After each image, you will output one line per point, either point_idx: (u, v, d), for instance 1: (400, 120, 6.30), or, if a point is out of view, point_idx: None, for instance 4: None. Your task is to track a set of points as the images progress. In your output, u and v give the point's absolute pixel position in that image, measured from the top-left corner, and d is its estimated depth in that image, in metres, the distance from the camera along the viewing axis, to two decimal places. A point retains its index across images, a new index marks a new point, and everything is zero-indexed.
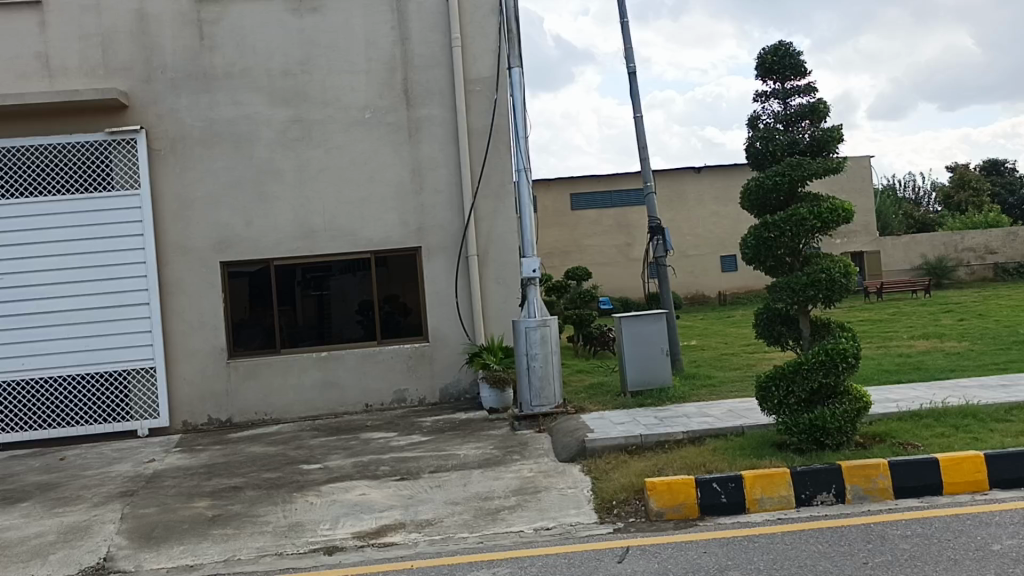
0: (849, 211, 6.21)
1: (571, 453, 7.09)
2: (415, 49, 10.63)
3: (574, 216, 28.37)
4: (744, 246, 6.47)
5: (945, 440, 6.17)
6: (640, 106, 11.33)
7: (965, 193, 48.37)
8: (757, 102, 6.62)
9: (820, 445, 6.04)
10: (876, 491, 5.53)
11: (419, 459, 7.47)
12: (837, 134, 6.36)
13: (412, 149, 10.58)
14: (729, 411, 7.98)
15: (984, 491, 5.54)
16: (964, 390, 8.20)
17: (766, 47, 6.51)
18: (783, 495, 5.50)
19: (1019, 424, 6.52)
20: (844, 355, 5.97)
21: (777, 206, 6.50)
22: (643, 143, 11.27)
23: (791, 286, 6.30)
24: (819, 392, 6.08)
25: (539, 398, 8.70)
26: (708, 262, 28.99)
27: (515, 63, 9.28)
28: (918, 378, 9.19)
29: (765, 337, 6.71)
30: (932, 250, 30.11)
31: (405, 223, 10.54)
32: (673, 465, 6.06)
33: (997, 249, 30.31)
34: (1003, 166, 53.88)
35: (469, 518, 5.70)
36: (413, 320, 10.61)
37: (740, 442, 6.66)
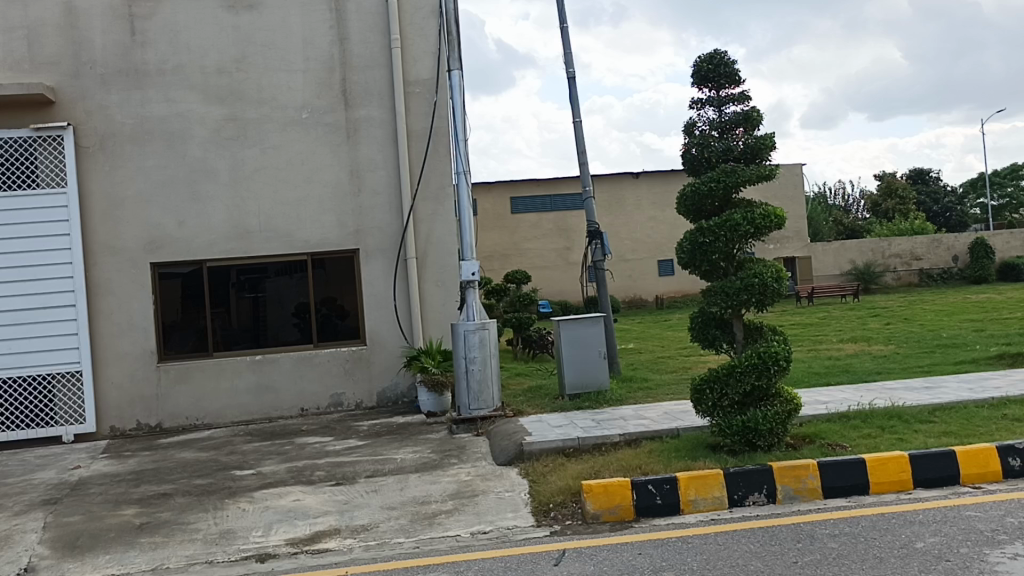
0: (781, 217, 6.33)
1: (508, 457, 7.09)
2: (354, 49, 10.53)
3: (514, 220, 28.43)
4: (680, 251, 6.56)
5: (871, 441, 6.35)
6: (579, 111, 11.42)
7: (892, 201, 49.99)
8: (693, 110, 6.71)
9: (752, 447, 6.15)
10: (806, 491, 5.66)
11: (355, 464, 7.39)
12: (769, 141, 6.47)
13: (350, 150, 10.47)
14: (665, 413, 8.08)
15: (909, 490, 5.71)
16: (889, 391, 8.46)
17: (702, 55, 6.61)
18: (716, 496, 5.59)
19: (942, 425, 6.74)
20: (776, 358, 6.09)
21: (712, 211, 6.61)
22: (581, 147, 11.35)
23: (726, 291, 6.40)
24: (751, 394, 6.19)
25: (477, 401, 8.68)
26: (646, 266, 29.40)
27: (455, 65, 9.26)
28: (846, 380, 9.45)
29: (700, 340, 6.81)
30: (860, 257, 31.02)
31: (343, 225, 10.42)
32: (610, 468, 6.12)
33: (922, 255, 31.59)
34: (928, 175, 55.76)
35: (406, 523, 5.66)
36: (351, 323, 10.49)
37: (676, 443, 6.75)
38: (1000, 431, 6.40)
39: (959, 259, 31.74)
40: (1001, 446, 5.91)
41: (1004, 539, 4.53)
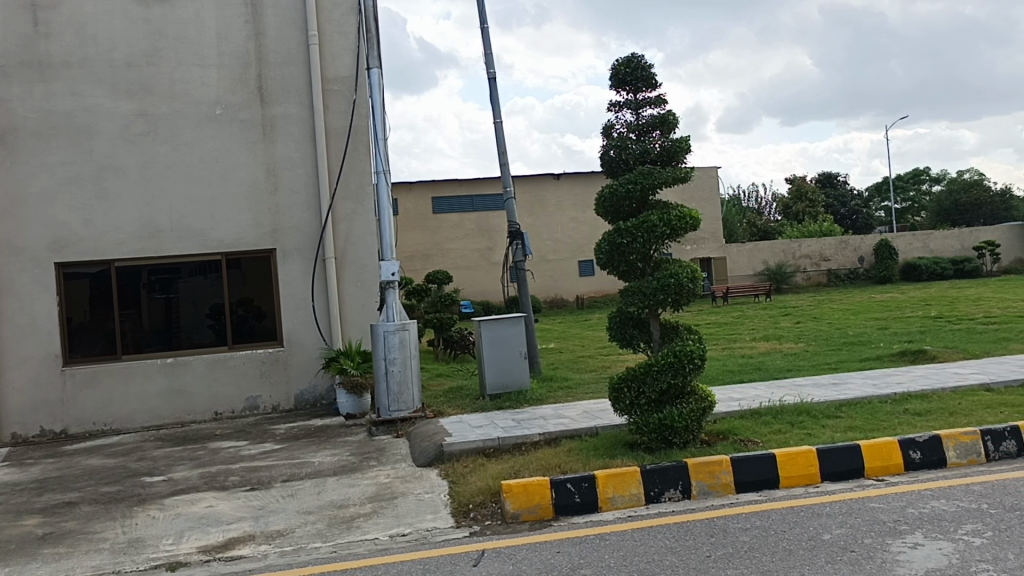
0: (696, 219, 6.47)
1: (428, 458, 7.06)
2: (270, 45, 10.32)
3: (436, 220, 28.32)
4: (598, 251, 6.64)
5: (781, 436, 6.55)
6: (499, 112, 11.45)
7: (802, 204, 51.68)
8: (611, 112, 6.79)
9: (668, 444, 6.27)
10: (719, 486, 5.79)
11: (272, 468, 7.24)
12: (685, 144, 6.60)
13: (266, 148, 10.26)
14: (584, 412, 8.17)
15: (817, 483, 5.91)
16: (798, 388, 8.75)
17: (620, 58, 6.70)
18: (633, 493, 5.68)
19: (848, 420, 7.00)
20: (691, 357, 6.22)
21: (629, 212, 6.71)
22: (502, 148, 11.38)
23: (643, 291, 6.51)
24: (667, 392, 6.31)
25: (397, 402, 8.62)
26: (566, 267, 29.69)
27: (374, 63, 9.16)
28: (759, 377, 9.73)
29: (618, 340, 6.90)
30: (772, 257, 31.98)
31: (259, 224, 10.21)
32: (529, 467, 6.15)
33: (831, 255, 32.79)
34: (836, 178, 57.80)
35: (323, 528, 5.57)
36: (267, 324, 10.29)
37: (594, 442, 6.83)
38: (901, 425, 6.68)
39: (865, 260, 33.05)
40: (902, 440, 6.17)
41: (904, 529, 4.73)
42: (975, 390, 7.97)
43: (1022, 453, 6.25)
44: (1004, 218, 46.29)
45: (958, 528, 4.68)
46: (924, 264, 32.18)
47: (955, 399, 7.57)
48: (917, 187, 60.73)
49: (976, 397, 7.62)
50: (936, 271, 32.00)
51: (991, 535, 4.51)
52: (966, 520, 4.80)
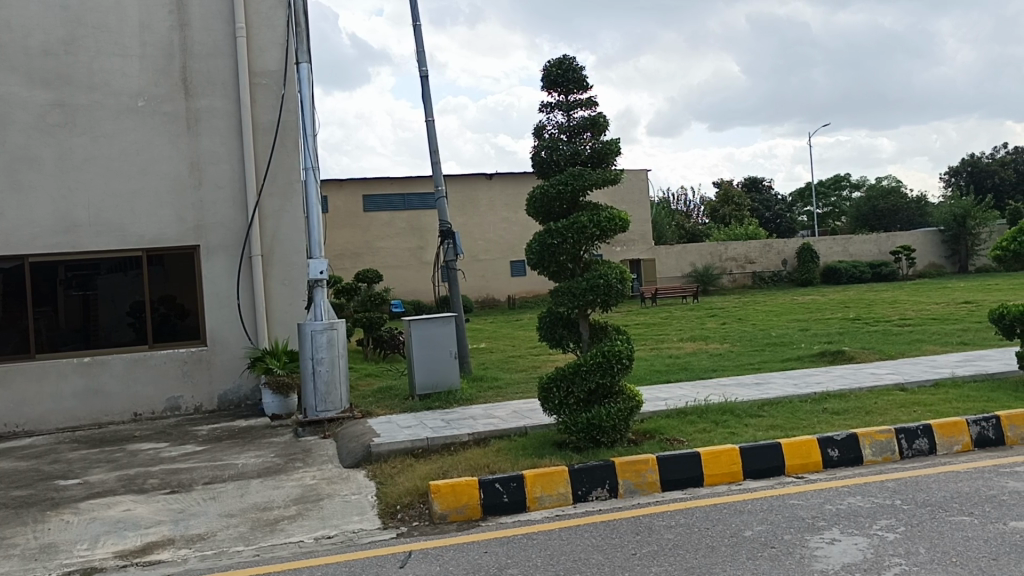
0: (625, 221, 6.53)
1: (356, 459, 6.97)
2: (195, 37, 10.07)
3: (366, 218, 28.04)
4: (529, 251, 6.65)
5: (706, 435, 6.67)
6: (431, 110, 11.39)
7: (729, 207, 52.80)
8: (542, 112, 6.81)
9: (596, 443, 6.33)
10: (645, 485, 5.87)
11: (193, 470, 7.05)
12: (615, 147, 6.67)
13: (190, 142, 10.01)
14: (513, 412, 8.18)
15: (739, 481, 6.03)
16: (723, 388, 8.92)
17: (551, 59, 6.72)
18: (561, 492, 5.71)
19: (770, 418, 7.17)
20: (619, 357, 6.28)
21: (560, 212, 6.74)
22: (434, 147, 11.33)
23: (572, 291, 6.55)
24: (596, 392, 6.37)
25: (324, 402, 8.49)
26: (498, 266, 29.71)
27: (303, 58, 9.01)
28: (685, 377, 9.90)
29: (548, 340, 6.92)
30: (700, 259, 32.57)
31: (182, 220, 9.94)
32: (458, 467, 6.13)
33: (756, 258, 33.60)
34: (761, 183, 59.24)
35: (245, 531, 5.45)
36: (190, 323, 10.03)
37: (522, 442, 6.84)
38: (820, 423, 6.87)
39: (788, 263, 33.95)
40: (821, 438, 6.34)
41: (822, 525, 4.86)
42: (890, 390, 8.24)
43: (934, 450, 6.49)
44: (918, 224, 48.13)
45: (873, 524, 4.83)
46: (844, 268, 33.22)
47: (871, 399, 7.82)
48: (837, 193, 62.66)
49: (891, 397, 7.89)
50: (854, 274, 33.07)
51: (903, 530, 4.67)
52: (881, 516, 4.96)
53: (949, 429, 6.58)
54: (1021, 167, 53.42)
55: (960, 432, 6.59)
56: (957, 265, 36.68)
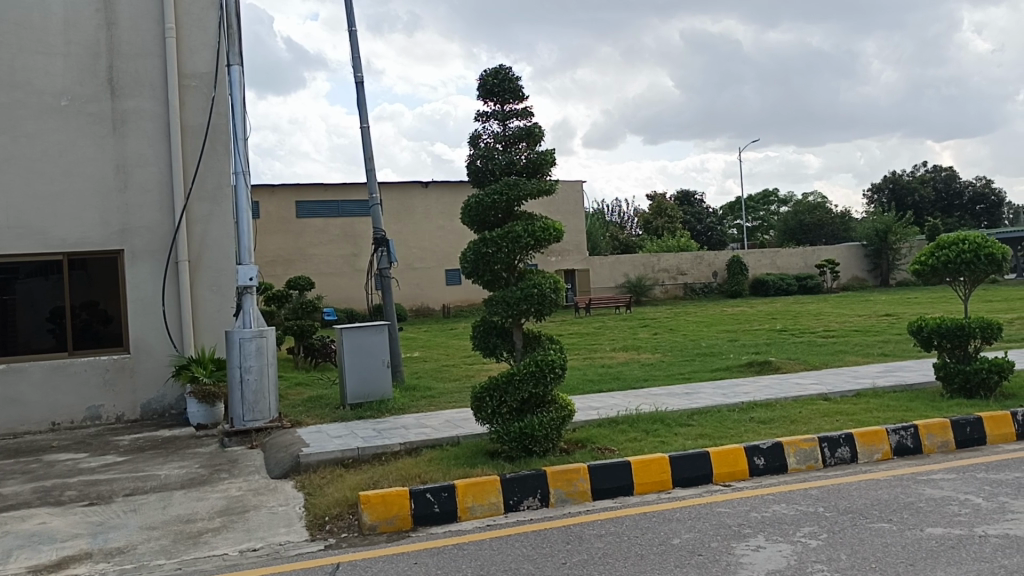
0: (559, 231, 6.55)
1: (284, 470, 6.84)
2: (123, 36, 9.81)
3: (299, 224, 27.65)
4: (463, 260, 6.63)
5: (636, 444, 6.74)
6: (366, 117, 11.29)
7: (662, 220, 53.64)
8: (478, 121, 6.81)
9: (528, 452, 6.33)
10: (576, 494, 5.89)
11: (113, 481, 6.82)
12: (550, 157, 6.71)
13: (116, 143, 9.72)
14: (446, 421, 8.14)
15: (668, 489, 6.10)
16: (654, 397, 9.03)
17: (488, 69, 6.73)
18: (493, 502, 5.69)
19: (699, 427, 7.29)
20: (552, 366, 6.28)
21: (495, 222, 6.74)
22: (368, 154, 11.24)
23: (506, 300, 6.55)
24: (529, 401, 6.37)
25: (252, 412, 8.31)
26: (433, 275, 29.59)
27: (235, 60, 8.85)
28: (617, 387, 9.98)
29: (482, 349, 6.90)
30: (633, 270, 32.98)
31: (106, 223, 9.64)
32: (388, 477, 6.06)
33: (687, 270, 34.23)
34: (693, 197, 60.41)
35: (167, 544, 5.29)
36: (113, 329, 9.74)
37: (455, 451, 6.80)
38: (747, 432, 7.01)
39: (718, 275, 34.65)
40: (747, 446, 6.47)
41: (748, 533, 4.95)
42: (814, 399, 8.46)
43: (856, 458, 6.66)
44: (842, 238, 49.70)
45: (796, 531, 4.93)
46: (771, 281, 34.05)
47: (796, 408, 8.01)
48: (765, 208, 64.20)
49: (815, 406, 8.10)
50: (781, 286, 33.93)
51: (826, 537, 4.78)
52: (804, 523, 5.07)
53: (870, 437, 6.77)
54: (938, 186, 55.65)
55: (880, 441, 6.79)
56: (879, 279, 37.90)
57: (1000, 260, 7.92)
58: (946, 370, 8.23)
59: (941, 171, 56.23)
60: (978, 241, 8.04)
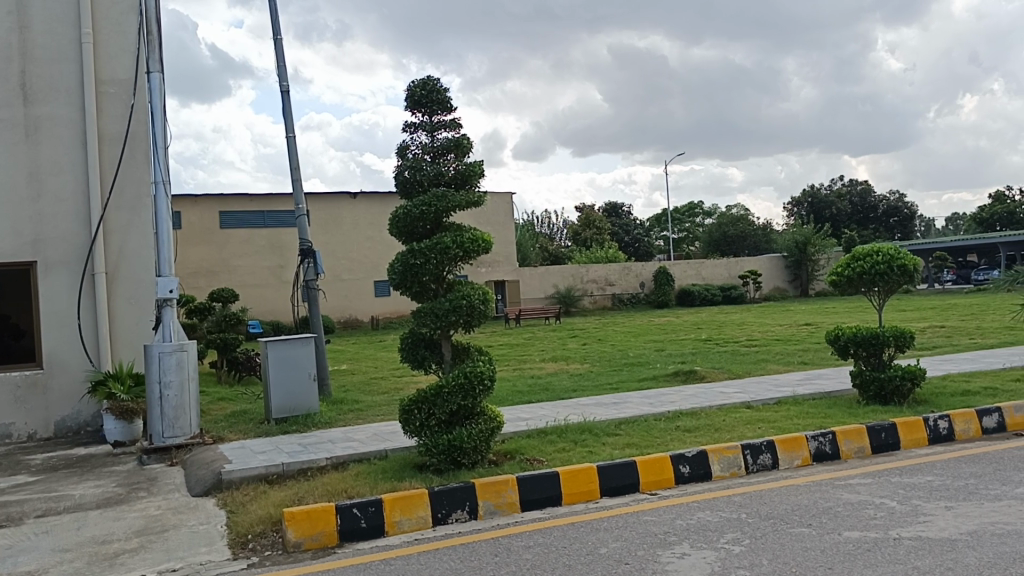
0: (488, 242, 6.55)
1: (205, 487, 6.66)
2: (37, 39, 9.47)
3: (223, 235, 27.08)
4: (391, 271, 6.57)
5: (565, 454, 6.78)
6: (292, 126, 11.13)
7: (590, 231, 54.20)
8: (406, 132, 6.78)
9: (457, 465, 6.30)
10: (505, 505, 5.88)
11: (24, 503, 6.54)
12: (478, 169, 6.72)
13: (29, 150, 9.36)
14: (373, 435, 8.04)
15: (595, 499, 6.15)
16: (582, 407, 9.10)
17: (415, 79, 6.71)
18: (420, 516, 5.64)
19: (626, 437, 7.37)
20: (481, 378, 6.27)
21: (423, 233, 6.71)
22: (294, 164, 11.07)
23: (435, 312, 6.52)
24: (457, 413, 6.34)
25: (172, 428, 8.07)
26: (362, 286, 29.28)
27: (155, 67, 8.62)
28: (546, 398, 10.01)
29: (410, 361, 6.84)
30: (562, 281, 33.22)
31: (18, 233, 9.27)
32: (314, 493, 5.96)
33: (614, 281, 34.68)
34: (620, 209, 61.29)
35: (81, 566, 5.09)
36: (26, 344, 9.39)
37: (382, 465, 6.72)
38: (672, 441, 7.12)
39: (645, 285, 35.18)
40: (673, 455, 6.56)
41: (673, 540, 5.01)
42: (737, 408, 8.64)
43: (777, 465, 6.83)
44: (764, 250, 51.04)
45: (720, 537, 5.01)
46: (696, 291, 34.74)
47: (721, 416, 8.17)
48: (691, 220, 65.46)
49: (738, 414, 8.27)
50: (706, 297, 34.63)
51: (748, 542, 4.88)
52: (727, 530, 5.16)
53: (790, 444, 6.95)
54: (855, 200, 57.64)
55: (800, 447, 6.97)
56: (799, 290, 38.98)
57: (911, 271, 8.23)
58: (862, 378, 8.49)
59: (857, 185, 58.30)
60: (891, 253, 8.34)
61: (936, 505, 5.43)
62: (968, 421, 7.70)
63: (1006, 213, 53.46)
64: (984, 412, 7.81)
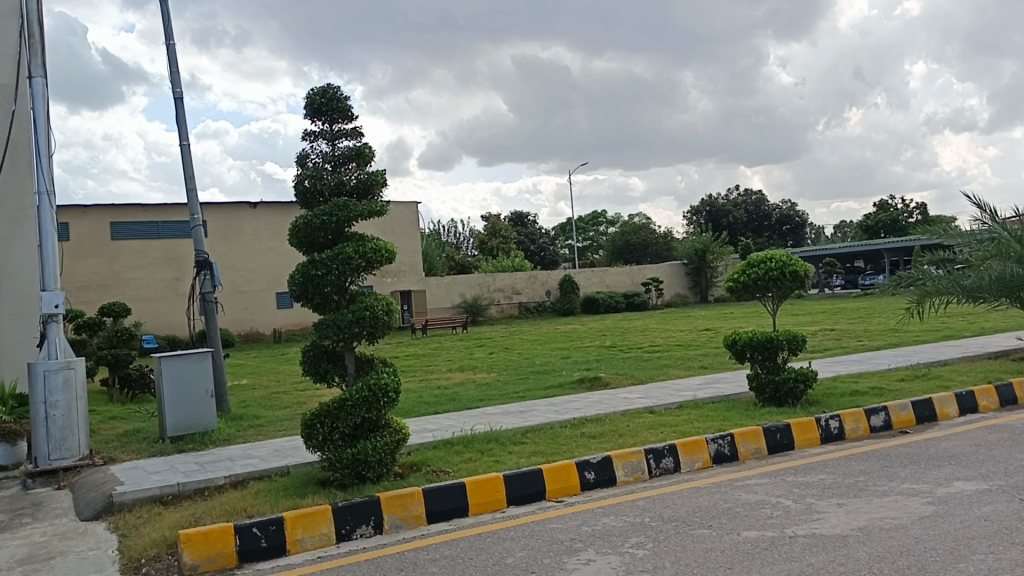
0: (391, 252, 6.48)
1: (95, 511, 6.35)
2: None
3: (114, 247, 26.02)
4: (292, 283, 6.43)
5: (471, 464, 6.75)
6: (186, 134, 10.78)
7: (497, 240, 54.40)
8: (305, 141, 6.64)
9: (361, 479, 6.19)
10: (411, 518, 5.81)
11: None
12: (381, 177, 6.64)
13: None
14: (275, 451, 7.84)
15: (502, 508, 6.14)
16: (488, 417, 9.10)
17: (314, 88, 6.59)
18: (323, 533, 5.51)
19: (533, 445, 7.40)
20: (385, 390, 6.18)
21: (325, 244, 6.59)
22: (190, 173, 10.71)
23: (337, 323, 6.39)
24: (361, 426, 6.23)
25: (58, 450, 7.66)
26: (264, 298, 28.58)
27: (37, 72, 8.21)
28: (452, 408, 9.95)
29: (312, 374, 6.70)
30: (469, 291, 33.21)
31: None
32: (212, 513, 5.75)
33: (521, 290, 34.91)
34: (525, 218, 61.79)
35: None
36: None
37: (284, 482, 6.54)
38: (578, 447, 7.19)
39: (551, 294, 35.55)
40: (578, 462, 6.62)
41: (578, 547, 5.04)
42: (640, 413, 8.78)
43: (678, 468, 6.96)
44: (666, 257, 52.17)
45: (624, 542, 5.07)
46: (601, 298, 35.33)
47: (624, 422, 8.28)
48: (596, 229, 66.54)
49: (641, 419, 8.41)
50: (610, 304, 35.24)
51: (651, 546, 4.95)
52: (631, 534, 5.22)
53: (691, 447, 7.11)
54: (750, 209, 59.69)
55: (700, 450, 7.13)
56: (699, 296, 40.05)
57: (802, 276, 8.58)
58: (759, 381, 8.76)
59: (752, 195, 60.41)
60: (783, 259, 8.64)
61: (828, 503, 5.63)
62: (858, 420, 8.03)
63: (890, 221, 56.29)
64: (871, 411, 8.17)
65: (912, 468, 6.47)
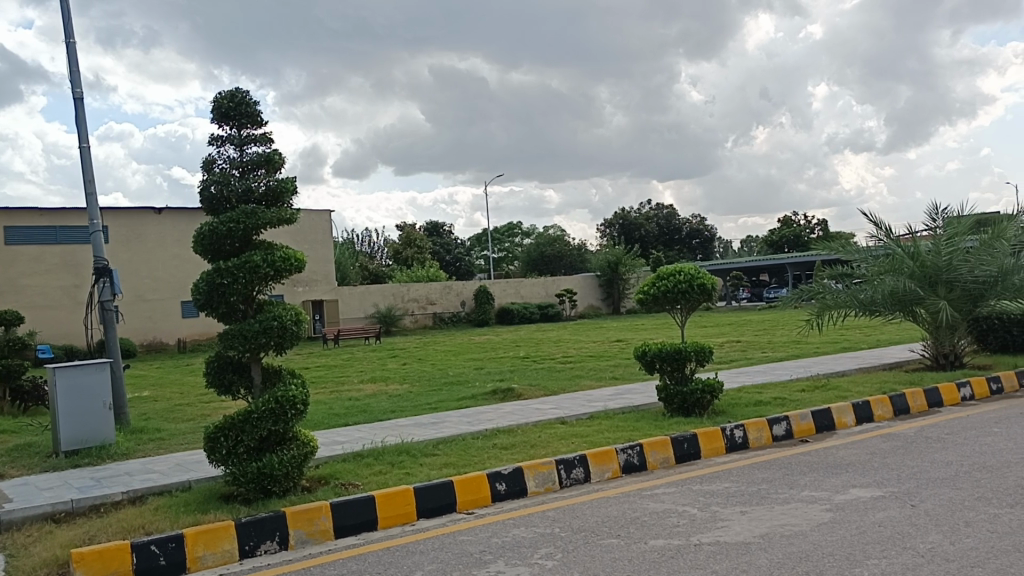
0: (301, 261, 6.36)
1: None
2: None
3: (8, 252, 24.82)
4: (196, 291, 6.23)
5: (381, 477, 6.65)
6: (86, 137, 10.36)
7: (411, 250, 54.06)
8: (213, 145, 6.46)
9: (266, 493, 6.03)
10: (317, 533, 5.68)
11: None
12: (291, 185, 6.51)
13: None
14: (176, 465, 7.57)
15: (412, 521, 6.07)
16: (400, 428, 9.00)
17: (222, 91, 6.42)
18: (226, 549, 5.34)
19: (444, 457, 7.35)
20: (293, 402, 6.05)
21: (231, 251, 6.41)
22: (90, 177, 10.30)
23: (243, 333, 6.21)
24: (268, 439, 6.08)
25: None
26: (168, 307, 27.68)
27: None
28: (363, 420, 9.80)
29: (216, 386, 6.50)
30: (383, 301, 32.88)
31: None
32: (107, 530, 5.52)
33: (435, 300, 34.74)
34: (441, 228, 61.63)
35: None
36: None
37: (186, 497, 6.33)
38: (489, 459, 7.17)
39: (466, 304, 35.52)
40: (490, 473, 6.60)
41: (487, 559, 5.01)
42: (552, 424, 8.83)
43: (588, 478, 7.02)
44: (580, 269, 52.75)
45: (534, 553, 5.07)
46: (515, 309, 35.49)
47: (536, 433, 8.32)
48: (512, 240, 66.88)
49: (553, 430, 8.45)
50: (524, 315, 35.40)
51: (560, 556, 4.96)
52: (541, 545, 5.23)
53: (601, 457, 7.18)
54: (661, 223, 60.99)
55: (610, 460, 7.21)
56: (612, 308, 40.62)
57: (709, 289, 8.77)
58: (667, 392, 8.92)
59: (663, 209, 61.71)
60: (691, 272, 8.82)
61: (732, 510, 5.76)
62: (761, 430, 8.25)
63: (793, 236, 58.28)
64: (774, 421, 8.41)
65: (812, 476, 6.68)
